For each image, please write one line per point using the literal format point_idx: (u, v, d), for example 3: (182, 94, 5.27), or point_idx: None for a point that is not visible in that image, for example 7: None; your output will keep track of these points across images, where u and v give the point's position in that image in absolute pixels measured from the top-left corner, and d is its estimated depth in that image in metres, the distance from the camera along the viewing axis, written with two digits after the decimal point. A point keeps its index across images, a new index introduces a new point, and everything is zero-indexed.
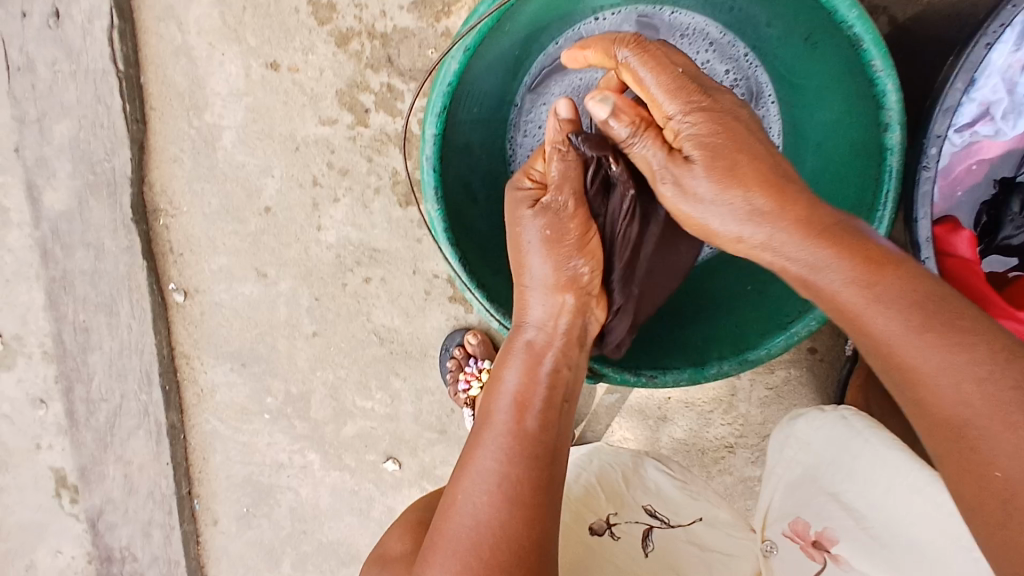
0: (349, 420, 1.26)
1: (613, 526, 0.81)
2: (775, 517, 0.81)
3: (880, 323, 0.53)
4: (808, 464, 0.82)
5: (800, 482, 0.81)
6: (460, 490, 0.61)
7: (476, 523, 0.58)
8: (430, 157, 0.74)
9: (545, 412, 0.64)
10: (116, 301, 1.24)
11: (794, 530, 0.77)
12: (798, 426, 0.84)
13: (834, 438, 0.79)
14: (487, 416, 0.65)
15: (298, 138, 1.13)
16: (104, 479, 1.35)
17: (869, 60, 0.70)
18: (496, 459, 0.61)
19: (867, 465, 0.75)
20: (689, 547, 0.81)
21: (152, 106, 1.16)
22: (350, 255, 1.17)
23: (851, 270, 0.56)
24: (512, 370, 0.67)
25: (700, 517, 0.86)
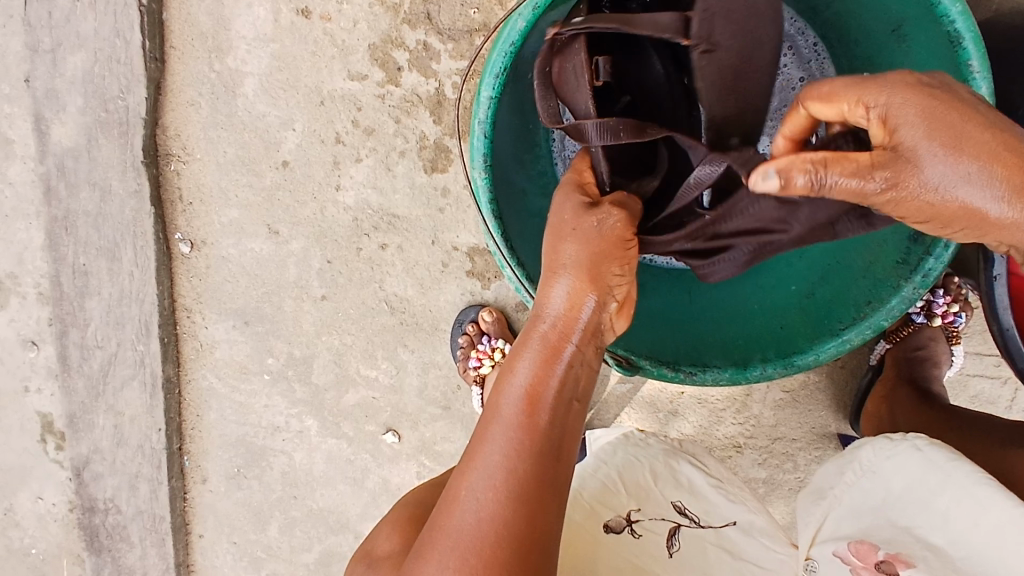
0: (351, 388, 1.23)
1: (634, 524, 0.79)
2: (825, 538, 0.75)
3: None
4: (876, 494, 0.75)
5: (862, 510, 0.75)
6: (463, 486, 0.56)
7: (479, 519, 0.54)
8: (483, 121, 0.70)
9: (557, 408, 0.59)
10: (119, 246, 1.19)
11: (855, 551, 0.70)
12: (867, 456, 0.79)
13: (907, 468, 0.74)
14: (495, 405, 0.60)
15: (323, 92, 1.08)
16: (93, 428, 1.32)
17: (964, 59, 0.66)
18: (503, 455, 0.56)
19: (948, 499, 0.67)
20: (721, 553, 0.78)
21: (172, 45, 1.11)
22: (368, 220, 1.12)
23: None
24: (524, 363, 0.61)
25: (734, 521, 0.83)
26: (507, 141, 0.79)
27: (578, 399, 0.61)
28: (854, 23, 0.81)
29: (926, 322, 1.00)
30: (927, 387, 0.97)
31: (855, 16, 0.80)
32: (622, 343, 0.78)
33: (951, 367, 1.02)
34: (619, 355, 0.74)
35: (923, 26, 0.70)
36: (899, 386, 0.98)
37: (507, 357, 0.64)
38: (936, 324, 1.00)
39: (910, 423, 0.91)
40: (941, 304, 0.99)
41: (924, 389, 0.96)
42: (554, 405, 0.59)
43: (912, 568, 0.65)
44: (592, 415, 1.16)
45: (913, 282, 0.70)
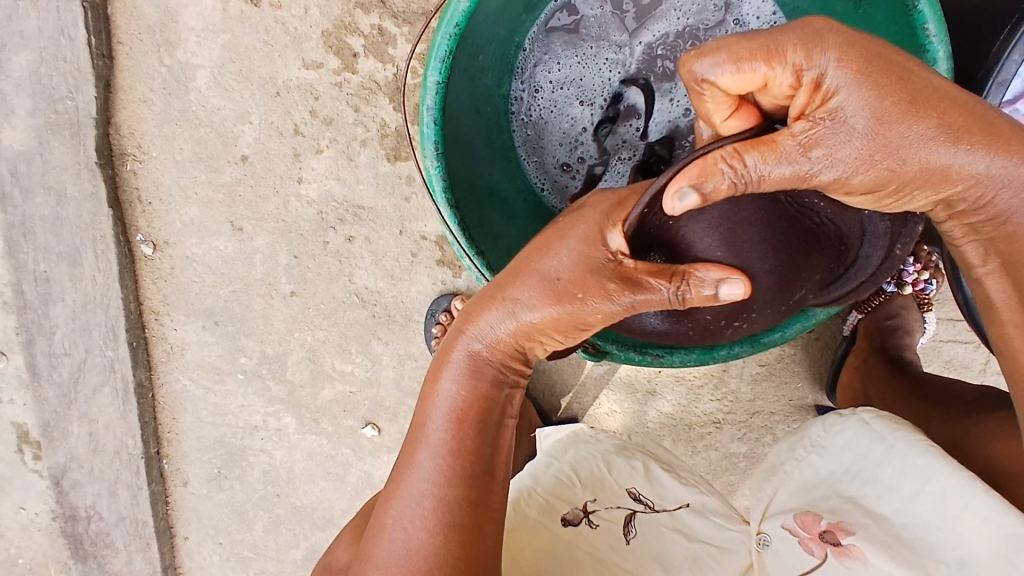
0: (327, 384, 1.21)
1: (591, 514, 0.77)
2: (775, 512, 0.73)
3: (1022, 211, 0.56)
4: (826, 471, 0.73)
5: (810, 484, 0.74)
6: (392, 512, 0.59)
7: (405, 549, 0.57)
8: (430, 108, 0.68)
9: (483, 428, 0.60)
10: (80, 251, 1.16)
11: (800, 523, 0.68)
12: (816, 432, 0.78)
13: (856, 445, 0.72)
14: (425, 427, 0.61)
15: (278, 82, 1.05)
16: (68, 436, 1.29)
17: (921, 22, 0.63)
18: (428, 480, 0.58)
19: (893, 471, 0.67)
20: (675, 537, 0.76)
21: (119, 40, 1.07)
22: (333, 212, 1.10)
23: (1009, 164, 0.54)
24: (449, 382, 0.61)
25: (687, 504, 0.81)
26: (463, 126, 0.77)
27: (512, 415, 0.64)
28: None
29: (898, 290, 0.98)
30: (899, 357, 0.96)
31: None
32: None
33: (924, 335, 1.02)
34: (585, 342, 0.74)
35: None
36: (872, 356, 0.98)
37: (432, 369, 0.64)
38: (907, 293, 0.99)
39: (882, 394, 0.92)
40: (912, 273, 0.97)
41: (895, 358, 0.96)
42: (480, 424, 0.60)
43: (853, 535, 0.63)
44: (570, 399, 1.15)
45: None
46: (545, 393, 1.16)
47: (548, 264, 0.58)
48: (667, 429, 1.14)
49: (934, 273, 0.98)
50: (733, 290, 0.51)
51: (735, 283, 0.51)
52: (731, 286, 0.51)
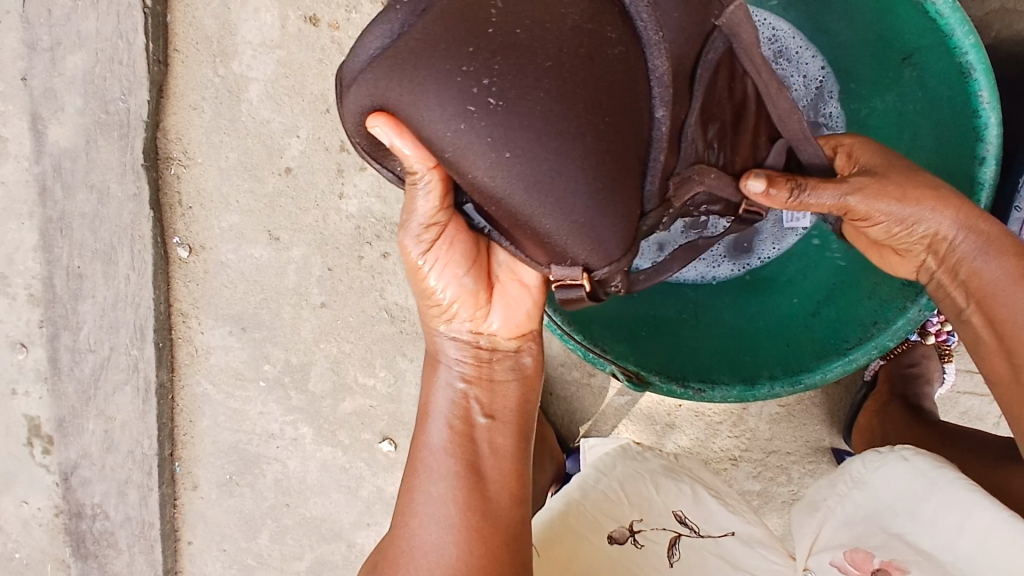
0: (348, 397, 1.22)
1: (637, 534, 0.79)
2: (822, 548, 0.75)
3: (987, 270, 0.63)
4: (871, 507, 0.75)
5: (854, 518, 0.76)
6: (411, 514, 0.63)
7: (430, 549, 0.61)
8: None
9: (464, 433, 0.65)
10: (115, 250, 1.18)
11: (849, 560, 0.71)
12: (857, 468, 0.80)
13: (898, 481, 0.74)
14: (420, 445, 0.66)
15: (329, 100, 1.08)
16: (83, 432, 1.30)
17: (975, 89, 0.69)
18: (435, 484, 0.63)
19: (936, 506, 0.68)
20: (719, 562, 0.77)
21: (176, 48, 1.10)
22: (370, 228, 1.12)
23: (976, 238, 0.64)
24: (434, 403, 0.66)
25: (732, 531, 0.83)
26: None
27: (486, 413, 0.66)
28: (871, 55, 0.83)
29: (920, 340, 1.02)
30: (919, 405, 0.99)
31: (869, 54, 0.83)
32: (632, 357, 0.79)
33: (943, 385, 1.04)
34: (629, 371, 0.76)
35: (934, 54, 0.73)
36: (892, 402, 1.00)
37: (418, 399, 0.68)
38: (929, 342, 1.02)
39: (901, 433, 0.94)
40: (934, 323, 1.01)
41: (915, 406, 0.98)
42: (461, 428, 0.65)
43: None
44: (589, 426, 1.17)
45: (918, 303, 0.71)
46: (565, 419, 1.18)
47: (428, 272, 0.61)
48: None
49: None
50: (383, 128, 0.46)
51: (383, 121, 0.46)
52: (381, 126, 0.46)
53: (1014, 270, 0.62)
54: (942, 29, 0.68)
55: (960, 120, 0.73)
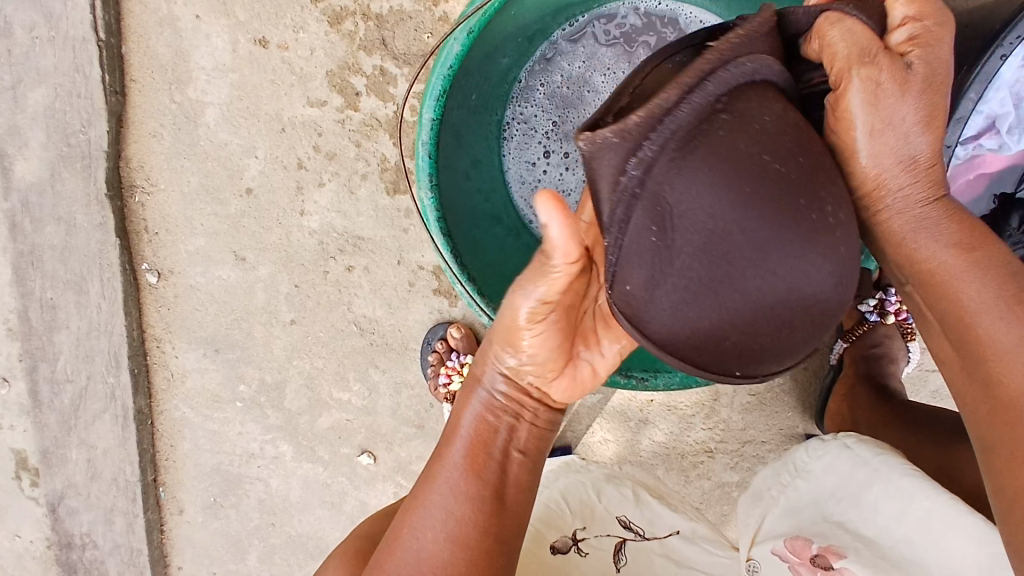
0: (324, 412, 1.23)
1: (581, 541, 0.78)
2: (765, 538, 0.77)
3: (974, 288, 0.58)
4: (814, 496, 0.77)
5: (797, 508, 0.77)
6: (406, 525, 0.59)
7: (418, 560, 0.57)
8: (426, 142, 0.71)
9: (495, 463, 0.61)
10: (86, 279, 1.19)
11: (792, 547, 0.72)
12: (801, 456, 0.82)
13: (839, 469, 0.76)
14: (439, 455, 0.62)
15: (284, 119, 1.10)
16: (67, 463, 1.31)
17: None
18: (444, 503, 0.59)
19: (876, 493, 0.71)
20: (667, 564, 0.79)
21: (132, 78, 1.12)
22: (333, 243, 1.13)
23: (954, 237, 0.60)
24: (465, 417, 0.63)
25: (677, 531, 0.84)
26: (456, 159, 0.81)
27: (518, 450, 0.64)
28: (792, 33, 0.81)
29: (880, 320, 1.01)
30: (885, 385, 0.99)
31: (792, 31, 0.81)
32: None
33: (908, 364, 1.04)
34: None
35: None
36: (859, 384, 1.00)
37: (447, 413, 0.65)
38: (890, 322, 1.01)
39: (870, 420, 0.94)
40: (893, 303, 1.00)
41: (882, 387, 0.98)
42: (496, 459, 0.62)
43: (843, 559, 0.67)
44: (563, 427, 1.17)
45: None
46: None
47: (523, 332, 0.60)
48: (660, 458, 1.16)
49: None
50: (545, 207, 0.48)
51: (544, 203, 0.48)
52: (543, 205, 0.48)
53: (958, 253, 0.59)
54: None
55: None
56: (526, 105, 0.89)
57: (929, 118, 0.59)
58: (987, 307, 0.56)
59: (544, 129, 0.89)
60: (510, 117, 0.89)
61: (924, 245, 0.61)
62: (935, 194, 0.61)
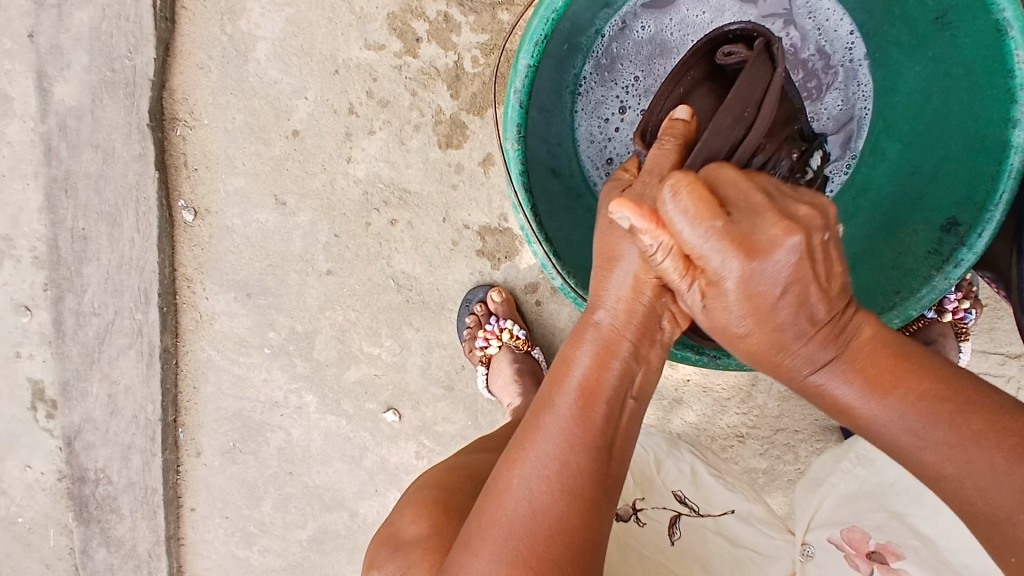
0: (353, 365, 1.21)
1: (639, 511, 0.79)
2: (822, 524, 0.78)
3: (883, 423, 0.51)
4: (874, 487, 0.77)
5: (859, 497, 0.78)
6: (514, 474, 0.55)
7: (531, 509, 0.53)
8: (519, 90, 0.68)
9: (613, 402, 0.57)
10: (120, 212, 1.17)
11: (848, 539, 0.73)
12: (862, 446, 0.83)
13: (902, 461, 0.76)
14: (548, 398, 0.57)
15: (338, 60, 1.06)
16: (87, 397, 1.29)
17: (1009, 50, 0.62)
18: (555, 446, 0.55)
19: (937, 490, 0.70)
20: (721, 541, 0.77)
21: (183, 5, 1.08)
22: (378, 194, 1.10)
23: (857, 379, 0.52)
24: (579, 357, 0.59)
25: (733, 509, 0.82)
26: (535, 113, 0.78)
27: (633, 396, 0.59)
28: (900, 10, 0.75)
29: (937, 317, 0.98)
30: None
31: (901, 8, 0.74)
32: None
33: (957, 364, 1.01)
34: None
35: (970, 12, 0.65)
36: None
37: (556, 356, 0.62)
38: (946, 319, 0.98)
39: None
40: (952, 300, 0.97)
41: None
42: (612, 398, 0.57)
43: (902, 559, 0.68)
44: None
45: (944, 272, 0.70)
46: None
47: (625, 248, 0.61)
48: (690, 438, 1.14)
49: (973, 303, 0.98)
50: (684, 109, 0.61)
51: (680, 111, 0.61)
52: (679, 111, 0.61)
53: (864, 386, 0.52)
54: None
55: (995, 80, 0.66)
56: (614, 56, 0.86)
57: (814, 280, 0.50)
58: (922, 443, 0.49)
59: (625, 82, 0.86)
60: (593, 66, 0.86)
61: (849, 396, 0.52)
62: (843, 336, 0.52)
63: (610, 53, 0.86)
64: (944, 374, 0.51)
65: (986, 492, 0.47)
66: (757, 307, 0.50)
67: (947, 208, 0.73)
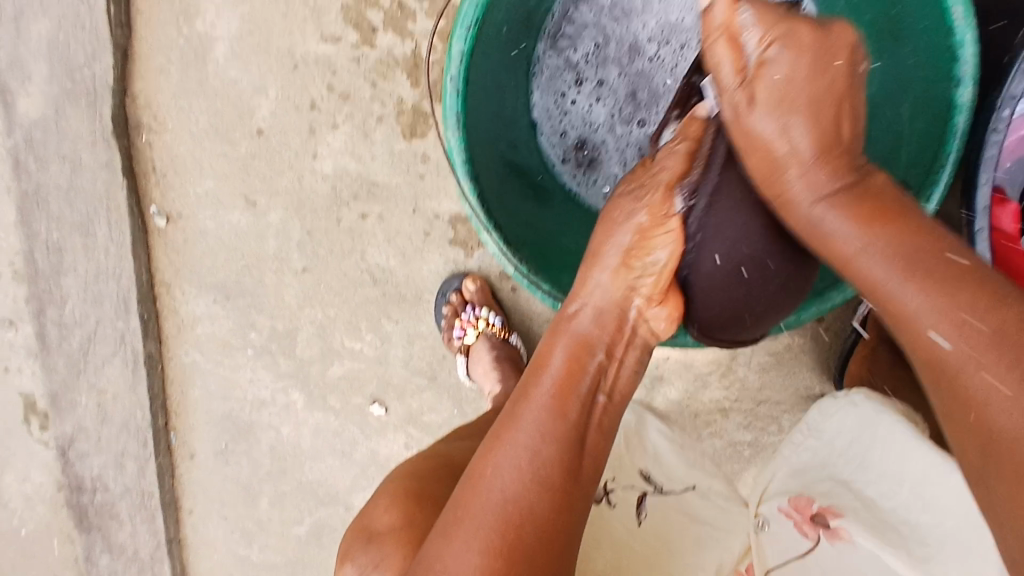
0: (336, 361, 1.21)
1: (610, 493, 0.91)
2: (774, 494, 0.89)
3: (906, 294, 0.56)
4: (821, 452, 0.89)
5: (807, 467, 0.89)
6: (489, 463, 0.57)
7: (504, 497, 0.55)
8: (454, 78, 0.68)
9: (587, 404, 0.61)
10: (93, 222, 1.17)
11: (794, 506, 0.85)
12: (814, 416, 0.92)
13: (847, 425, 0.88)
14: (527, 392, 0.61)
15: (296, 56, 1.05)
16: (76, 407, 1.30)
17: (947, 5, 0.63)
18: (534, 436, 0.57)
19: (877, 454, 0.83)
20: (681, 518, 0.89)
21: (138, 9, 1.07)
22: (347, 189, 1.10)
23: (881, 246, 0.58)
24: (556, 354, 0.62)
25: (694, 486, 0.94)
26: (485, 100, 0.78)
27: (604, 394, 0.62)
28: None
29: None
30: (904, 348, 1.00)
31: None
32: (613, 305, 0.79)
33: None
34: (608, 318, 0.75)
35: None
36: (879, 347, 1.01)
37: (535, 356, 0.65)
38: None
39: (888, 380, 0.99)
40: None
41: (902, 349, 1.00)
42: (586, 398, 0.61)
43: (840, 517, 0.80)
44: None
45: None
46: None
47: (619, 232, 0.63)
48: (674, 414, 1.15)
49: None
50: None
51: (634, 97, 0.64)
52: None
53: (886, 253, 0.58)
54: None
55: (935, 39, 0.67)
56: (566, 35, 0.86)
57: (813, 113, 0.62)
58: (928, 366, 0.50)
59: (585, 50, 0.86)
60: (550, 39, 0.87)
61: (879, 271, 0.58)
62: (886, 237, 0.58)
63: (563, 32, 0.86)
64: (939, 272, 0.55)
65: (960, 354, 0.52)
66: (765, 164, 0.63)
67: (903, 169, 0.74)
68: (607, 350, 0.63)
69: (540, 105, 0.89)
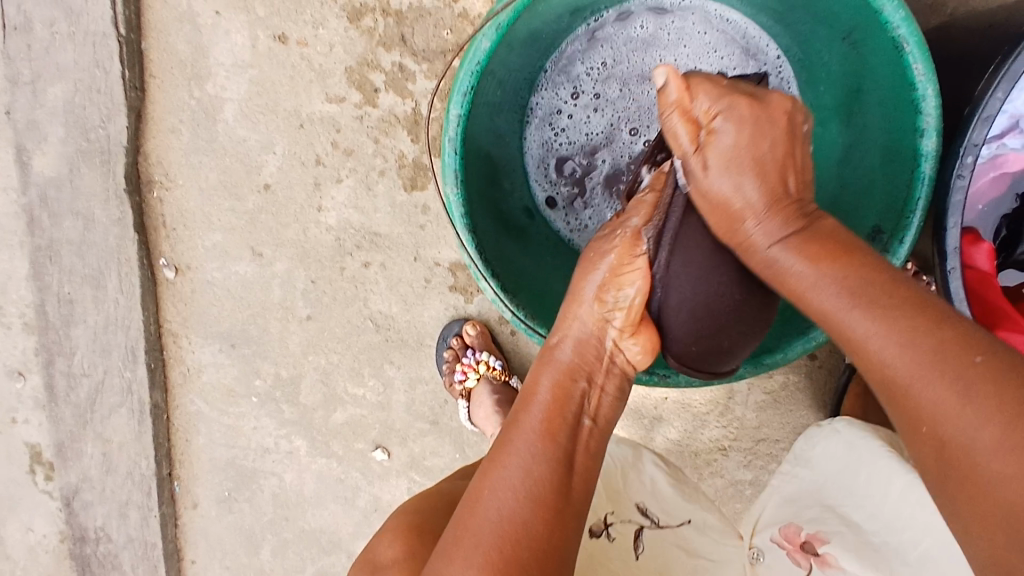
0: (339, 407, 1.23)
1: (610, 527, 0.82)
2: (764, 526, 0.84)
3: (843, 314, 0.54)
4: (809, 480, 0.85)
5: (795, 495, 0.85)
6: (486, 487, 0.57)
7: (500, 517, 0.54)
8: (453, 138, 0.73)
9: (577, 431, 0.61)
10: (104, 274, 1.20)
11: (784, 536, 0.80)
12: (799, 444, 0.89)
13: (832, 453, 0.84)
14: (516, 421, 0.61)
15: (302, 115, 1.10)
16: (82, 456, 1.31)
17: (909, 63, 0.67)
18: (528, 459, 0.57)
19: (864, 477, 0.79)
20: (680, 554, 0.82)
21: (152, 74, 1.13)
22: (350, 239, 1.14)
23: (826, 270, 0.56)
24: (544, 379, 0.63)
25: (689, 519, 0.86)
26: (481, 155, 0.82)
27: (590, 418, 0.62)
28: (818, 34, 0.80)
29: None
30: None
31: (818, 31, 0.80)
32: None
33: None
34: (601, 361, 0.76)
35: (872, 32, 0.70)
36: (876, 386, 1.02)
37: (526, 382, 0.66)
38: None
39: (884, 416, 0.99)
40: None
41: None
42: (574, 423, 0.61)
43: (827, 544, 0.76)
44: None
45: None
46: None
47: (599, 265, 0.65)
48: (674, 454, 1.16)
49: None
50: None
51: None
52: None
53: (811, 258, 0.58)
54: (872, 4, 0.66)
55: (901, 94, 0.71)
56: (556, 91, 0.91)
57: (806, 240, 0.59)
58: (892, 344, 0.50)
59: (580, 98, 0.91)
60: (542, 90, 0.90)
61: (827, 297, 0.55)
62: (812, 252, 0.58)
63: (554, 88, 0.91)
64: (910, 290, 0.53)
65: (889, 359, 0.50)
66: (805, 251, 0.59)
67: (876, 217, 0.77)
68: (592, 378, 0.64)
69: (533, 157, 0.93)
